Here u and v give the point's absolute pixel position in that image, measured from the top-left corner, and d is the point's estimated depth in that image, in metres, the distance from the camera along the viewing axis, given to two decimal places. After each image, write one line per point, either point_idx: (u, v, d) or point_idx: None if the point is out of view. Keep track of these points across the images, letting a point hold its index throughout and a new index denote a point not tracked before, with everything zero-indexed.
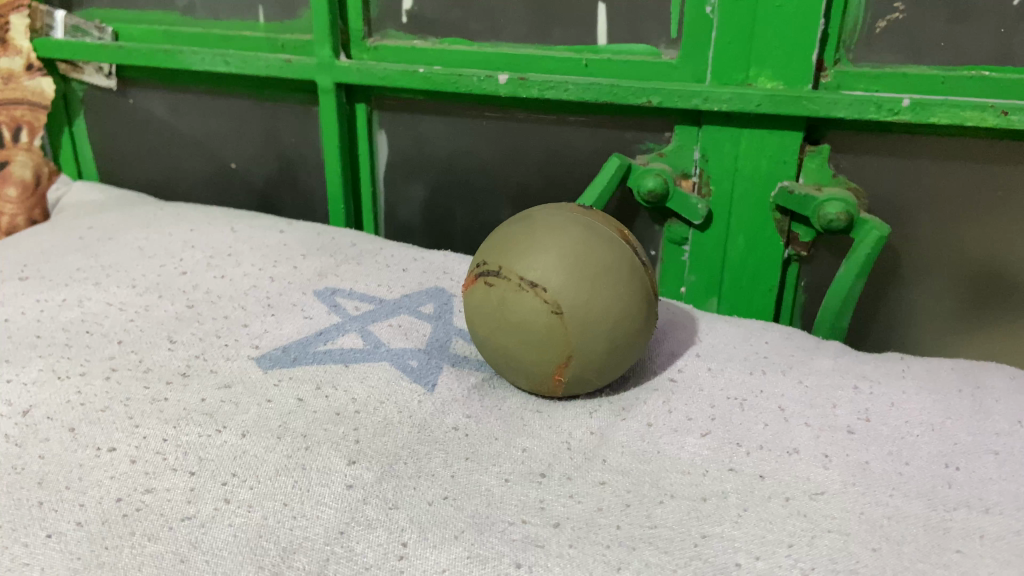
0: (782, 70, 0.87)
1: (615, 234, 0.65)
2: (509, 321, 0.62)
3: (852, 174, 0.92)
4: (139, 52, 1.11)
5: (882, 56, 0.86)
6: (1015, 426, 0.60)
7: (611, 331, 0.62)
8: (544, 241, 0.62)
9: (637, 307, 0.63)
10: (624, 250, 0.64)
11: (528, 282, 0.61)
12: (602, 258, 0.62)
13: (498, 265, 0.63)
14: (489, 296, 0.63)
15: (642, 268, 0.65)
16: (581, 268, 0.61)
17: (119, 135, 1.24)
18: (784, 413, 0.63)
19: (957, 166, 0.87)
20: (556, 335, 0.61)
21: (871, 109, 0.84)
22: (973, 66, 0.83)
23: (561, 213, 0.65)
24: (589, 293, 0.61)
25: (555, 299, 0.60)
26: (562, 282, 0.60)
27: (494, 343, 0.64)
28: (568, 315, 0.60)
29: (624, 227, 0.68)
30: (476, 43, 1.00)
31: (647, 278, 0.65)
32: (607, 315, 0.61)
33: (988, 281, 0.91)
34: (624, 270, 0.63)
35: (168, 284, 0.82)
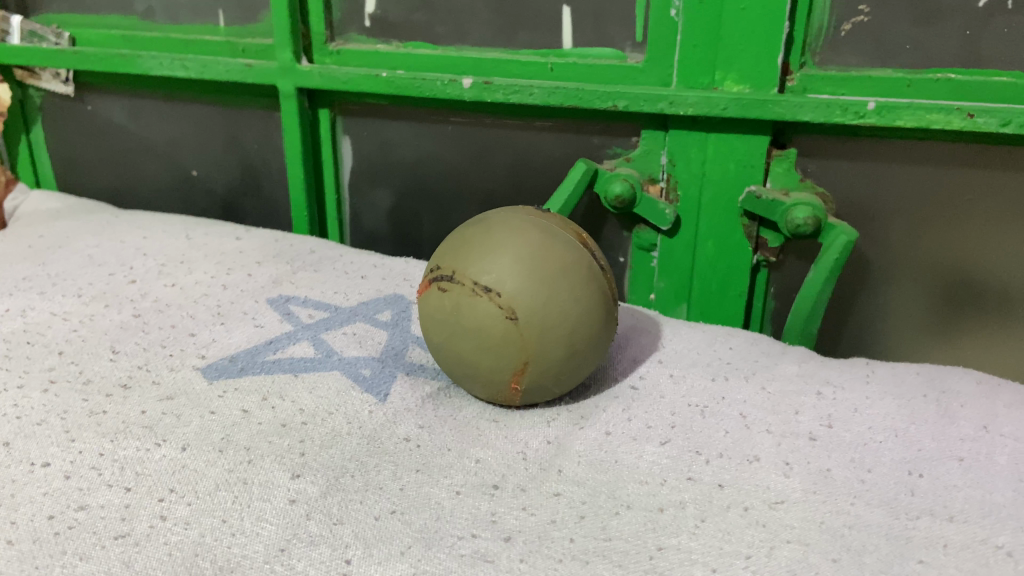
0: (747, 73, 0.86)
1: (573, 237, 0.63)
2: (462, 328, 0.60)
3: (820, 178, 0.91)
4: (97, 57, 1.08)
5: (847, 59, 0.86)
6: (980, 431, 0.59)
7: (568, 336, 0.60)
8: (499, 244, 0.60)
9: (594, 313, 0.62)
10: (581, 252, 0.62)
11: (482, 287, 0.59)
12: (559, 261, 0.60)
13: (451, 269, 0.61)
14: (443, 301, 0.61)
15: (600, 272, 0.63)
16: (538, 272, 0.59)
17: (78, 143, 1.21)
18: (746, 420, 0.61)
19: (922, 169, 0.87)
20: (510, 341, 0.59)
21: (838, 112, 0.83)
22: (939, 68, 0.82)
23: (517, 216, 0.63)
24: (545, 298, 0.59)
25: (510, 303, 0.58)
26: (517, 286, 0.59)
27: (449, 351, 0.62)
28: (524, 319, 0.58)
29: (582, 230, 0.66)
30: (440, 47, 0.99)
31: (606, 281, 0.64)
32: (564, 321, 0.60)
33: (957, 285, 0.90)
34: (581, 275, 0.61)
35: (117, 292, 0.79)
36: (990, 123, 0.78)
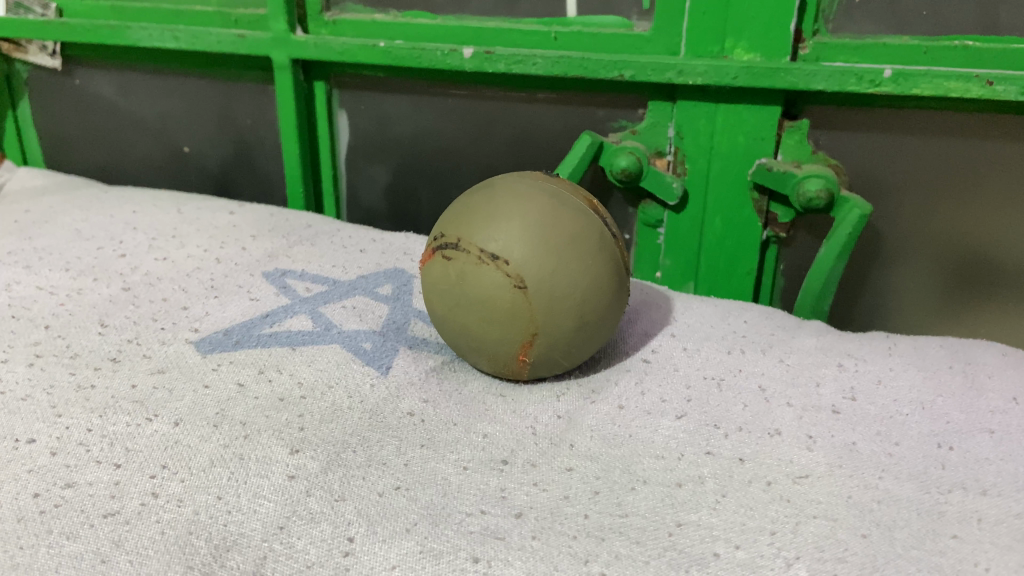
0: (758, 41, 0.85)
1: (583, 203, 0.60)
2: (467, 299, 0.57)
3: (832, 150, 0.90)
4: (85, 28, 1.04)
5: (861, 26, 0.85)
6: (1010, 404, 0.56)
7: (580, 306, 0.58)
8: (507, 210, 0.57)
9: (607, 280, 0.59)
10: (592, 219, 0.59)
11: (488, 255, 0.56)
12: (569, 228, 0.58)
13: (456, 237, 0.58)
14: (447, 271, 0.58)
15: (612, 239, 0.60)
16: (547, 239, 0.56)
17: (65, 119, 1.17)
18: (765, 393, 0.58)
19: (938, 141, 0.86)
20: (518, 312, 0.56)
21: (853, 80, 0.82)
22: (956, 36, 0.82)
23: (524, 181, 0.60)
24: (554, 265, 0.56)
25: (518, 272, 0.56)
26: (525, 253, 0.56)
27: (453, 323, 0.60)
28: (532, 287, 0.56)
29: (592, 195, 0.63)
30: (439, 16, 0.96)
31: (618, 250, 0.61)
32: (574, 291, 0.57)
33: (970, 259, 0.90)
34: (592, 243, 0.58)
35: (105, 266, 0.76)
36: (1009, 91, 0.78)
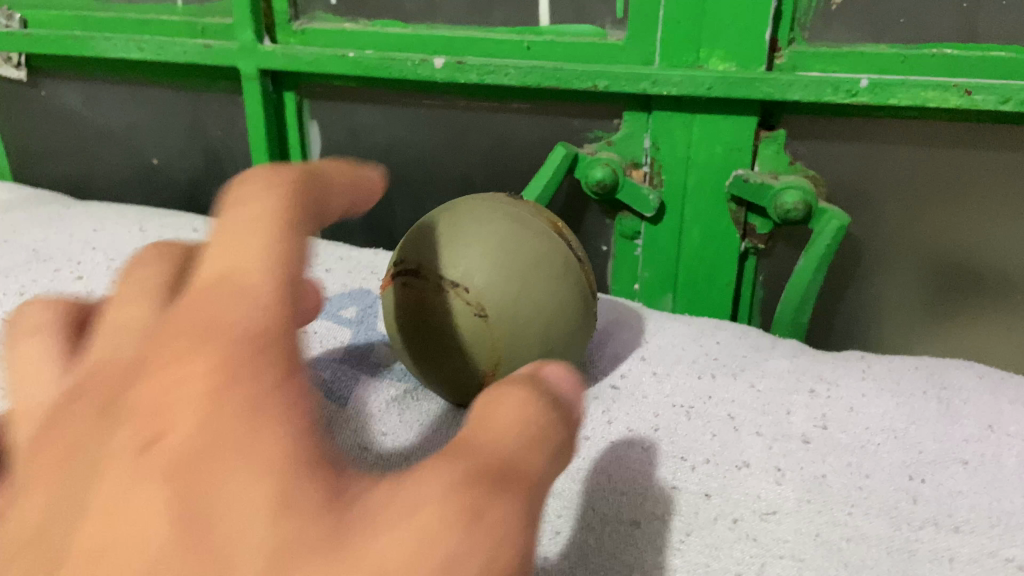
0: (733, 50, 0.83)
1: (547, 226, 0.59)
2: (428, 326, 0.55)
3: (811, 161, 0.88)
4: (49, 39, 1.02)
5: (837, 35, 0.83)
6: (986, 431, 0.54)
7: (545, 333, 0.56)
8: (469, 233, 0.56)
9: (572, 307, 0.57)
10: (556, 242, 0.58)
11: (448, 282, 0.54)
12: (533, 253, 0.56)
13: (415, 262, 0.56)
14: (406, 298, 0.56)
15: (577, 264, 0.59)
16: (510, 264, 0.55)
17: (31, 131, 1.14)
18: (734, 422, 0.56)
19: (917, 150, 0.85)
20: (480, 341, 0.54)
21: (829, 91, 0.80)
22: (934, 44, 0.80)
23: (485, 203, 0.59)
24: (517, 292, 0.54)
25: (479, 300, 0.54)
26: (487, 279, 0.54)
27: (414, 352, 0.57)
28: (494, 315, 0.54)
29: (557, 217, 0.62)
30: (410, 25, 0.94)
31: (584, 274, 0.60)
32: (539, 318, 0.55)
33: (953, 272, 0.88)
34: (557, 268, 0.57)
35: (61, 290, 0.73)
36: (988, 101, 0.76)
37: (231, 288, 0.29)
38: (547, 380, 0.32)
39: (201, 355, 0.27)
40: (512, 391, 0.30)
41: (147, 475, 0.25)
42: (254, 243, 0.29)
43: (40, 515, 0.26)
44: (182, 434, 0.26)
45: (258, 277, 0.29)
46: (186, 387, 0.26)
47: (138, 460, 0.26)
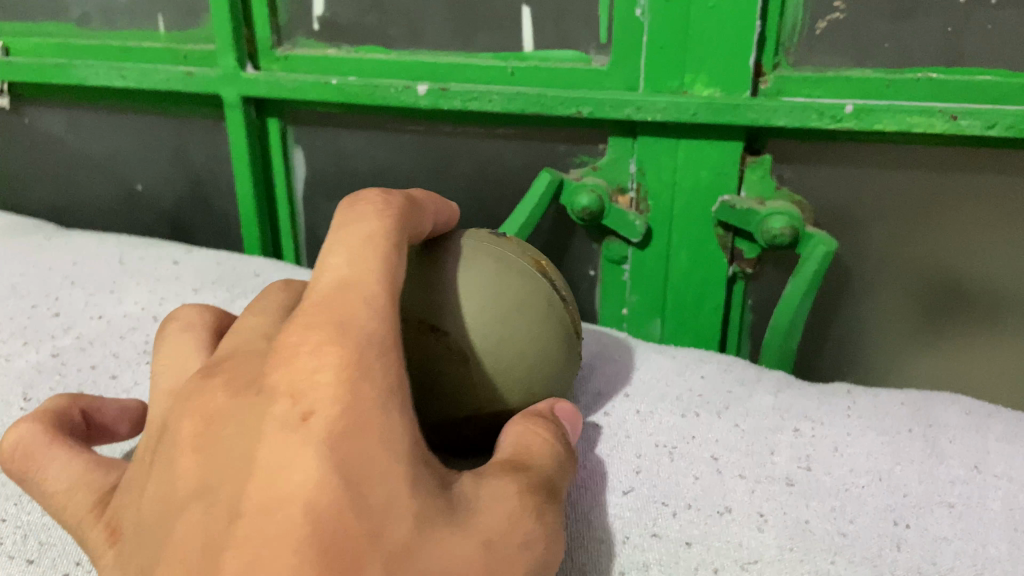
0: (717, 76, 0.83)
1: (530, 265, 0.58)
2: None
3: (797, 186, 0.87)
4: (30, 67, 1.01)
5: (823, 59, 0.83)
6: (971, 472, 0.53)
7: (529, 380, 0.55)
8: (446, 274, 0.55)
9: (557, 350, 0.57)
10: (537, 279, 0.58)
11: (427, 326, 0.53)
12: (516, 294, 0.55)
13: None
14: None
15: (561, 303, 0.59)
16: (493, 308, 0.54)
17: (14, 158, 1.14)
18: (717, 463, 0.55)
19: (905, 174, 0.84)
20: (461, 386, 0.53)
21: (814, 116, 0.80)
22: (920, 68, 0.80)
23: (465, 244, 0.58)
24: (499, 336, 0.54)
25: (460, 345, 0.53)
26: (467, 322, 0.53)
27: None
28: (476, 362, 0.53)
29: (539, 254, 0.61)
30: (394, 51, 0.93)
31: (567, 313, 0.59)
32: (523, 359, 0.54)
33: (942, 298, 0.88)
34: (541, 311, 0.56)
35: (37, 328, 0.72)
36: (975, 126, 0.76)
37: (356, 292, 0.40)
38: (556, 414, 0.51)
39: (340, 347, 0.37)
40: (537, 422, 0.48)
41: (310, 441, 0.34)
42: (379, 261, 0.42)
43: (199, 474, 0.35)
44: (327, 411, 0.35)
45: (372, 286, 0.41)
46: (330, 371, 0.36)
47: (299, 430, 0.35)
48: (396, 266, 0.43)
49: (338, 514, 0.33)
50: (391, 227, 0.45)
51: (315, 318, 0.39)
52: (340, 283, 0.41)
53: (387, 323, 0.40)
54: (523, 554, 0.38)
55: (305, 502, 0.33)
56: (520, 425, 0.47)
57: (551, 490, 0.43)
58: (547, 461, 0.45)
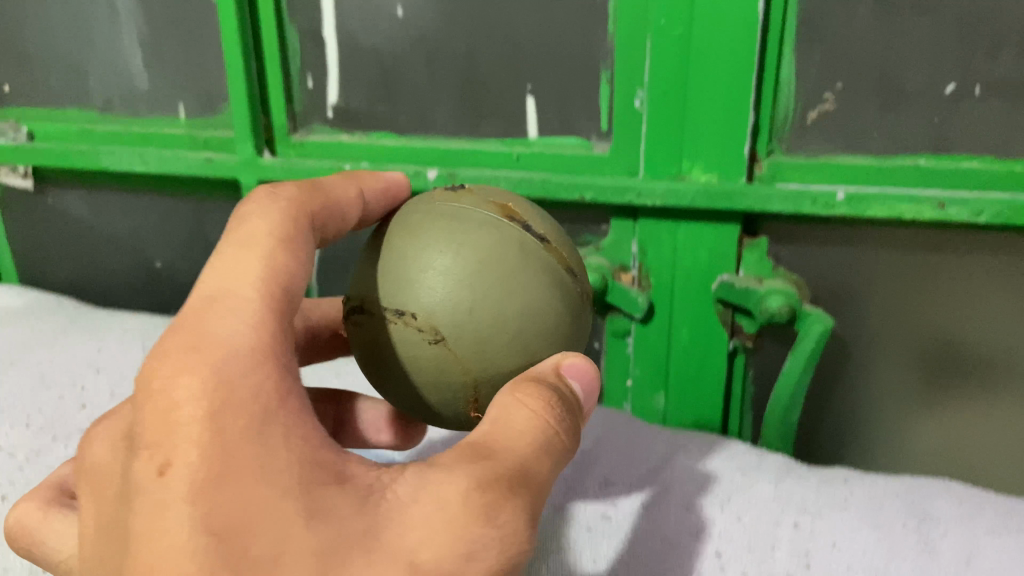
0: (713, 163, 0.86)
1: (493, 215, 0.55)
2: (394, 362, 0.53)
3: (793, 265, 0.91)
4: (55, 153, 1.05)
5: (815, 146, 0.86)
6: (963, 568, 0.56)
7: (519, 337, 0.51)
8: (405, 257, 0.53)
9: (544, 295, 0.53)
10: (501, 230, 0.54)
11: (396, 311, 0.52)
12: (480, 251, 0.52)
13: (358, 298, 0.55)
14: (362, 335, 0.55)
15: (537, 247, 0.54)
16: (459, 272, 0.51)
17: (37, 236, 1.18)
18: (721, 561, 0.58)
19: (898, 253, 0.87)
20: (442, 364, 0.51)
21: (807, 203, 0.83)
22: (909, 155, 0.84)
23: (423, 213, 0.56)
24: (473, 300, 0.51)
25: (431, 324, 0.51)
26: (433, 295, 0.51)
27: (394, 392, 0.55)
28: (450, 337, 0.51)
29: (508, 200, 0.57)
30: (404, 136, 0.98)
31: (552, 254, 0.55)
32: (503, 322, 0.51)
33: (946, 364, 0.90)
34: (512, 260, 0.52)
35: (65, 421, 0.77)
36: (962, 213, 0.80)
37: (226, 301, 0.47)
38: (566, 378, 0.50)
39: (192, 371, 0.43)
40: (533, 391, 0.47)
41: (168, 494, 0.41)
42: (249, 269, 0.48)
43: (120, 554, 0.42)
44: (182, 451, 0.41)
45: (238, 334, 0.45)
46: (189, 405, 0.42)
47: (157, 482, 0.41)
48: (272, 262, 0.49)
49: (212, 541, 0.39)
50: (272, 217, 0.51)
51: (174, 342, 0.45)
52: (208, 297, 0.47)
53: (255, 331, 0.45)
54: (469, 564, 0.40)
55: (182, 535, 0.40)
56: (506, 397, 0.46)
57: (520, 472, 0.43)
58: (531, 445, 0.44)
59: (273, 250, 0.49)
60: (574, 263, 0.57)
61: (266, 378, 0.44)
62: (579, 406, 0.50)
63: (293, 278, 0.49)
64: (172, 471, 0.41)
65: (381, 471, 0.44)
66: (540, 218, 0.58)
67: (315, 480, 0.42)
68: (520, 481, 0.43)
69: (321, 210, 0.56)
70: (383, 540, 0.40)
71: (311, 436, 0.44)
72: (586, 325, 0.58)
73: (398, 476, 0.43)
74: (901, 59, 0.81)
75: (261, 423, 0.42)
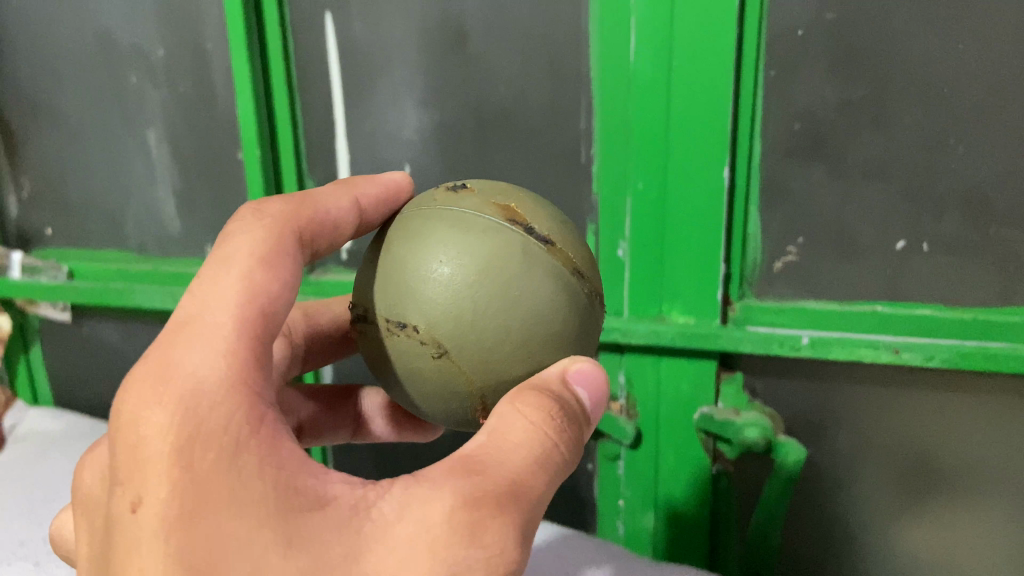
0: (690, 306, 0.96)
1: (495, 219, 0.57)
2: (402, 367, 0.58)
3: (766, 396, 0.99)
4: (93, 292, 1.16)
5: (782, 291, 0.95)
6: None
7: (520, 345, 0.54)
8: (406, 267, 0.57)
9: (545, 303, 0.55)
10: (504, 235, 0.56)
11: (399, 323, 0.56)
12: (480, 263, 0.54)
13: (364, 307, 0.59)
14: (369, 341, 0.59)
15: (538, 252, 0.56)
16: (460, 285, 0.54)
17: (73, 362, 1.28)
18: None
19: (863, 387, 0.95)
20: (445, 375, 0.55)
21: (776, 345, 0.91)
22: (868, 301, 0.92)
23: (424, 216, 0.59)
24: (473, 313, 0.54)
25: (433, 338, 0.55)
26: (436, 308, 0.54)
27: (399, 388, 0.60)
28: (451, 351, 0.55)
29: (510, 199, 0.60)
30: None
31: (557, 258, 0.57)
32: (504, 333, 0.54)
33: (915, 487, 0.97)
34: (512, 271, 0.55)
35: None
36: (914, 358, 0.88)
37: (196, 327, 0.51)
38: (570, 386, 0.54)
39: (167, 409, 0.48)
40: (532, 402, 0.52)
41: (138, 525, 0.46)
42: (223, 295, 0.52)
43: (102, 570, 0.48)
44: (152, 488, 0.46)
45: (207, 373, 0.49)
46: (157, 442, 0.47)
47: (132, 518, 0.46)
48: (248, 281, 0.53)
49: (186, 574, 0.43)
50: (256, 234, 0.56)
51: (147, 372, 0.50)
52: (184, 323, 0.52)
53: (227, 366, 0.50)
54: None
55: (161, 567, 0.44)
56: (505, 407, 0.51)
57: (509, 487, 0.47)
58: (525, 457, 0.49)
59: (249, 269, 0.54)
60: (582, 264, 0.59)
61: (233, 411, 0.48)
62: (579, 411, 0.54)
63: (270, 300, 0.54)
64: (141, 508, 0.46)
65: (366, 489, 0.48)
66: (548, 218, 0.59)
67: (288, 501, 0.46)
68: (509, 495, 0.47)
69: (308, 226, 0.61)
70: (366, 564, 0.44)
71: (283, 463, 0.48)
72: (596, 325, 0.61)
73: (386, 492, 0.47)
74: (854, 221, 0.91)
75: (229, 456, 0.46)
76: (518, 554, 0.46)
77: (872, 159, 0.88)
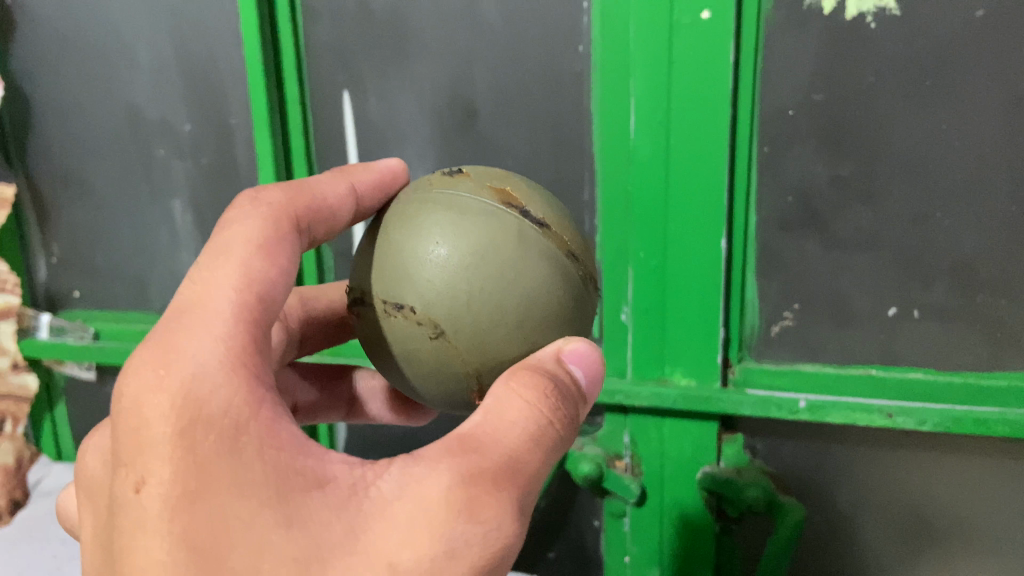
0: (691, 370, 0.99)
1: (490, 202, 0.59)
2: (397, 348, 0.59)
3: (767, 456, 1.02)
4: (118, 353, 1.21)
5: (779, 355, 0.99)
6: None
7: (516, 324, 0.56)
8: (403, 248, 0.58)
9: (538, 281, 0.57)
10: (499, 218, 0.58)
11: (396, 305, 0.58)
12: (475, 244, 0.56)
13: (361, 290, 0.61)
14: (365, 323, 0.61)
15: (531, 233, 0.58)
16: (455, 267, 0.56)
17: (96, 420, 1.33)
18: None
19: (859, 447, 0.98)
20: (441, 354, 0.57)
21: (774, 408, 0.95)
22: (862, 364, 0.96)
23: (418, 201, 0.61)
24: (468, 294, 0.56)
25: (429, 320, 0.56)
26: (433, 289, 0.56)
27: (395, 369, 0.61)
28: (448, 331, 0.56)
29: (502, 182, 0.62)
30: None
31: (550, 240, 0.59)
32: (501, 312, 0.56)
33: (912, 543, 1.00)
34: (507, 250, 0.56)
35: None
36: (908, 422, 0.91)
37: (195, 313, 0.52)
38: (565, 365, 0.55)
39: (167, 390, 0.49)
40: (526, 381, 0.53)
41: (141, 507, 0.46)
42: (221, 282, 0.54)
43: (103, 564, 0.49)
44: (156, 470, 0.47)
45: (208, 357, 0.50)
46: (160, 424, 0.48)
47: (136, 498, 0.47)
48: (246, 269, 0.55)
49: (189, 554, 0.44)
50: (252, 225, 0.58)
51: (147, 357, 0.51)
52: (185, 308, 0.53)
53: (226, 346, 0.51)
54: (451, 560, 0.45)
55: (163, 550, 0.45)
56: (501, 389, 0.52)
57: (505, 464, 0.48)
58: (520, 435, 0.50)
59: (249, 258, 0.56)
60: (576, 248, 0.61)
61: (237, 388, 0.49)
62: (575, 388, 0.56)
63: (268, 283, 0.55)
64: (147, 488, 0.46)
65: (365, 468, 0.49)
66: (541, 201, 0.61)
67: (287, 481, 0.46)
68: (503, 475, 0.48)
69: (304, 213, 0.63)
70: (366, 541, 0.45)
71: (283, 444, 0.48)
72: (589, 306, 0.63)
73: (384, 472, 0.48)
74: (847, 289, 0.95)
75: (230, 438, 0.47)
76: (513, 530, 0.48)
77: (863, 231, 0.92)
